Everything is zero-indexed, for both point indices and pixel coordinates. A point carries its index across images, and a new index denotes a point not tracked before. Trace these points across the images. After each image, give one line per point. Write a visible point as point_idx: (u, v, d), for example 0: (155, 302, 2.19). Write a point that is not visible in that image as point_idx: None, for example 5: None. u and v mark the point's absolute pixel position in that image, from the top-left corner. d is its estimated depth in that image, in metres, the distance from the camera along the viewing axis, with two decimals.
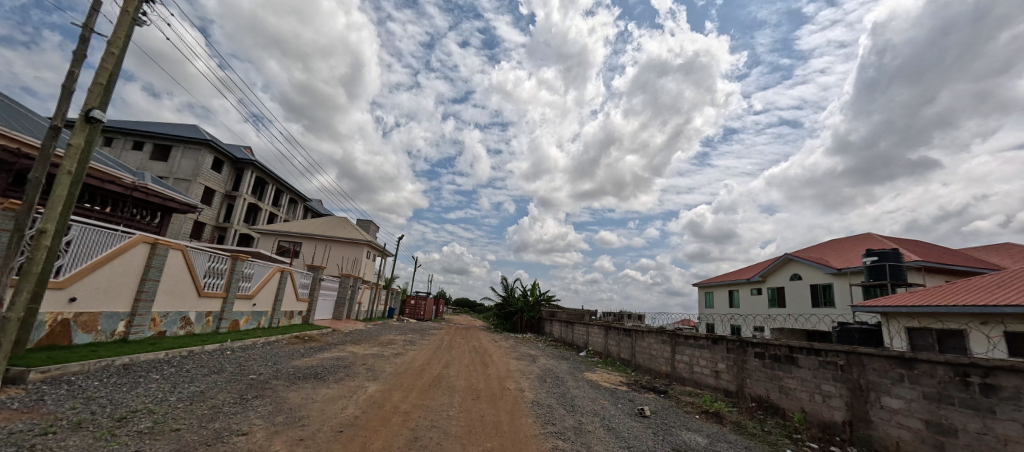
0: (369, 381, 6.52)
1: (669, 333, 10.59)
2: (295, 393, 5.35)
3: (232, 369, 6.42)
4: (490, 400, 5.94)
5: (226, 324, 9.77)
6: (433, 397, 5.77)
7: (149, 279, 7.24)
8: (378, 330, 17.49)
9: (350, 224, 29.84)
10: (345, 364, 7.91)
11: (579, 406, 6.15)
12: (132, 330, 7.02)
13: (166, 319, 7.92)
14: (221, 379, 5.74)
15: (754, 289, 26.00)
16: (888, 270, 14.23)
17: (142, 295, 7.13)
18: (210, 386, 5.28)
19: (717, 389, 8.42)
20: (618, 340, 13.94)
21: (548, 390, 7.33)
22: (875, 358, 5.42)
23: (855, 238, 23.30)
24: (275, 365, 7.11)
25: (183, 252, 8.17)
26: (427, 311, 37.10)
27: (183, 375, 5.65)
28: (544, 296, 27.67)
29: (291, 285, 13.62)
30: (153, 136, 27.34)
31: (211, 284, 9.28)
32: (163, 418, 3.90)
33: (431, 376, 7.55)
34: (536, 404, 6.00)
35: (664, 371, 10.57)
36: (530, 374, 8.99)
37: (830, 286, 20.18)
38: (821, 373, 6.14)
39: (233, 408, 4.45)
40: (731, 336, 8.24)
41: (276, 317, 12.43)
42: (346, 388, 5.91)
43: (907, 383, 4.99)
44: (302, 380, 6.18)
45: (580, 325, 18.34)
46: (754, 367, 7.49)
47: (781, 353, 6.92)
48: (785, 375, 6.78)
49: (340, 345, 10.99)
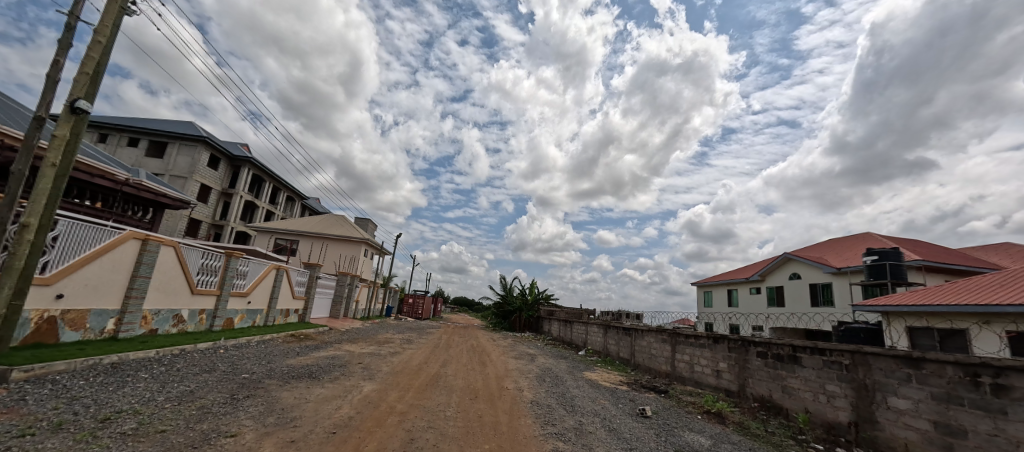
0: (365, 381, 6.39)
1: (669, 332, 10.48)
2: (288, 393, 5.21)
3: (224, 368, 6.27)
4: (488, 399, 5.83)
5: (220, 322, 9.61)
6: (430, 397, 5.64)
7: (140, 276, 7.08)
8: (375, 329, 17.31)
9: (348, 222, 29.62)
10: (340, 363, 7.76)
11: (578, 406, 6.03)
12: (122, 328, 6.87)
13: (158, 317, 7.76)
14: (212, 378, 5.60)
15: (753, 289, 25.95)
16: (888, 270, 14.17)
17: (133, 292, 6.97)
18: (200, 386, 5.13)
19: (718, 389, 8.31)
20: (617, 339, 13.83)
21: (548, 389, 7.20)
22: (882, 358, 5.32)
23: (854, 238, 23.24)
24: (269, 364, 6.95)
25: (176, 249, 8.00)
26: (425, 310, 36.94)
27: (174, 375, 5.50)
28: (543, 295, 27.55)
29: (288, 283, 13.46)
30: (149, 133, 27.07)
31: (205, 281, 9.11)
32: (149, 419, 3.76)
33: (429, 375, 7.42)
34: (535, 404, 5.88)
35: (664, 371, 10.46)
36: (529, 374, 8.85)
37: (829, 286, 20.15)
38: (825, 373, 6.04)
39: (222, 409, 4.31)
40: (733, 335, 8.13)
41: (271, 316, 12.26)
42: (341, 387, 5.77)
43: (914, 384, 4.89)
44: (296, 379, 6.04)
45: (579, 324, 18.22)
46: (757, 367, 7.38)
47: (784, 352, 6.81)
48: (788, 375, 6.68)
49: (336, 343, 10.84)
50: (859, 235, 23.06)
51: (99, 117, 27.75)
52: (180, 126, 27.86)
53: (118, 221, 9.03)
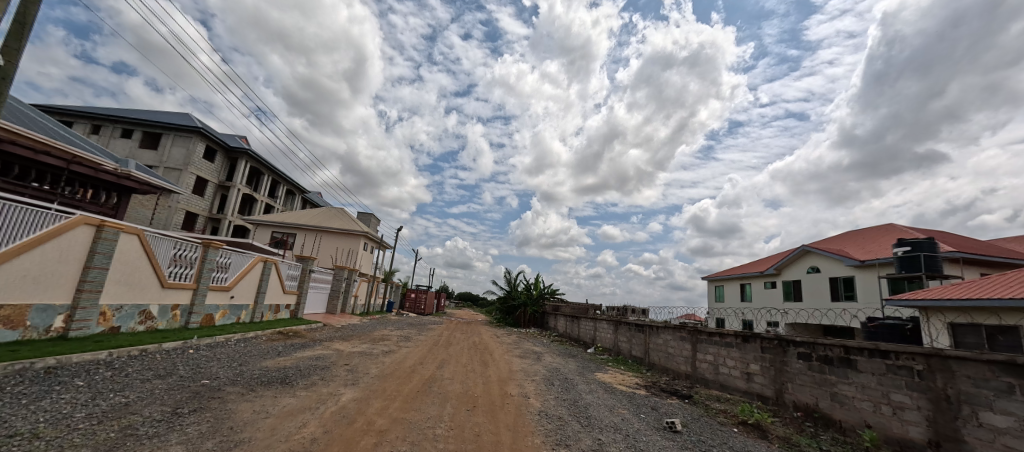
0: (346, 387, 5.49)
1: (689, 329, 9.50)
2: (246, 406, 4.31)
3: (183, 373, 5.40)
4: (487, 410, 4.93)
5: (197, 319, 8.78)
6: (419, 409, 4.73)
7: (94, 267, 6.23)
8: (372, 325, 16.53)
9: (347, 216, 28.84)
10: (323, 365, 6.88)
11: (594, 419, 5.12)
12: (73, 326, 6.03)
13: (120, 313, 6.92)
14: (162, 385, 4.75)
15: (768, 283, 24.88)
16: (923, 261, 12.96)
17: (85, 286, 6.14)
18: (140, 396, 4.27)
19: (749, 395, 7.37)
20: (629, 336, 12.90)
21: (557, 395, 6.30)
22: (969, 364, 4.34)
23: (876, 230, 22.08)
24: (239, 367, 6.10)
25: (142, 237, 7.15)
26: (428, 305, 36.25)
27: (115, 383, 4.64)
28: (548, 290, 26.66)
29: (277, 276, 12.61)
30: (141, 123, 26.35)
31: (178, 274, 8.27)
32: (42, 449, 2.89)
33: (422, 378, 6.59)
34: (543, 416, 4.98)
35: (684, 372, 9.51)
36: (536, 376, 7.93)
37: (852, 279, 19.04)
38: (889, 379, 5.07)
39: (153, 430, 3.43)
40: (767, 333, 7.16)
41: (258, 311, 11.47)
42: (315, 397, 4.88)
43: (1020, 397, 3.94)
44: (264, 387, 5.15)
45: (587, 320, 17.33)
46: (798, 370, 6.41)
47: (833, 354, 5.84)
48: (838, 381, 5.72)
49: (326, 341, 9.99)
50: (882, 226, 21.87)
51: (92, 108, 27.08)
52: (175, 117, 27.17)
53: (65, 202, 8.31)
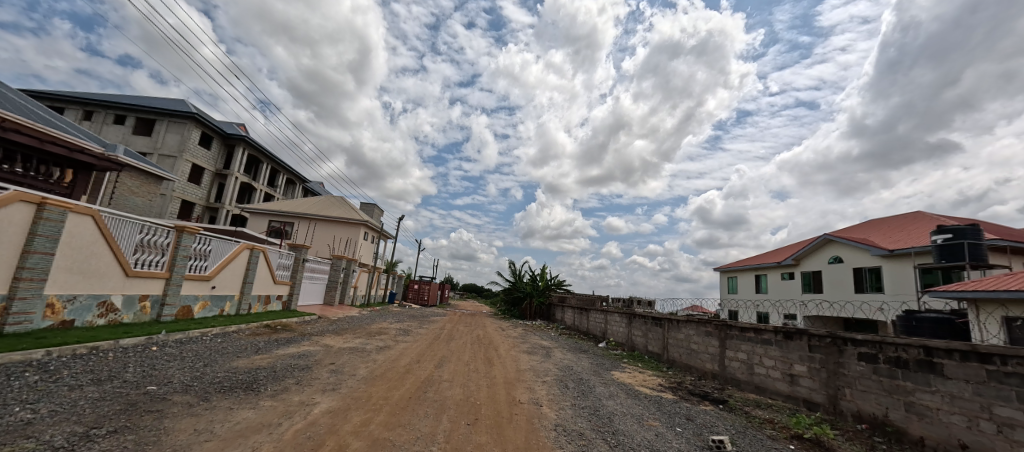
0: (323, 394, 4.59)
1: (717, 323, 8.46)
2: (187, 422, 3.42)
3: (129, 377, 4.52)
4: (492, 426, 4.02)
5: (171, 311, 7.97)
6: (408, 424, 3.82)
7: (34, 252, 5.35)
8: (371, 317, 15.71)
9: (346, 204, 27.96)
10: (304, 366, 5.95)
11: (623, 436, 4.18)
12: (10, 320, 5.14)
13: (73, 305, 6.08)
14: (92, 394, 3.88)
15: (786, 274, 23.72)
16: (967, 251, 11.63)
17: (24, 273, 5.26)
18: (55, 410, 3.39)
19: (794, 400, 6.42)
20: (645, 330, 11.92)
21: (575, 402, 5.34)
22: None
23: (906, 218, 20.74)
24: (202, 368, 5.22)
25: (98, 219, 6.26)
26: (431, 296, 35.50)
27: (34, 391, 3.76)
28: (554, 281, 25.92)
29: (266, 265, 11.74)
30: (135, 109, 25.61)
31: (147, 261, 7.42)
32: None
33: (415, 382, 5.66)
34: (561, 431, 4.09)
35: (711, 371, 8.54)
36: (547, 376, 7.03)
37: (879, 270, 17.85)
38: (991, 389, 4.08)
39: None
40: (817, 329, 6.14)
41: (244, 302, 10.66)
42: (281, 409, 3.98)
43: None
44: (221, 395, 4.25)
45: (597, 312, 16.39)
46: (858, 374, 5.44)
47: (909, 356, 4.83)
48: (915, 389, 4.72)
49: (315, 336, 9.11)
50: (910, 214, 20.66)
51: (86, 94, 26.34)
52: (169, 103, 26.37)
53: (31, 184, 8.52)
